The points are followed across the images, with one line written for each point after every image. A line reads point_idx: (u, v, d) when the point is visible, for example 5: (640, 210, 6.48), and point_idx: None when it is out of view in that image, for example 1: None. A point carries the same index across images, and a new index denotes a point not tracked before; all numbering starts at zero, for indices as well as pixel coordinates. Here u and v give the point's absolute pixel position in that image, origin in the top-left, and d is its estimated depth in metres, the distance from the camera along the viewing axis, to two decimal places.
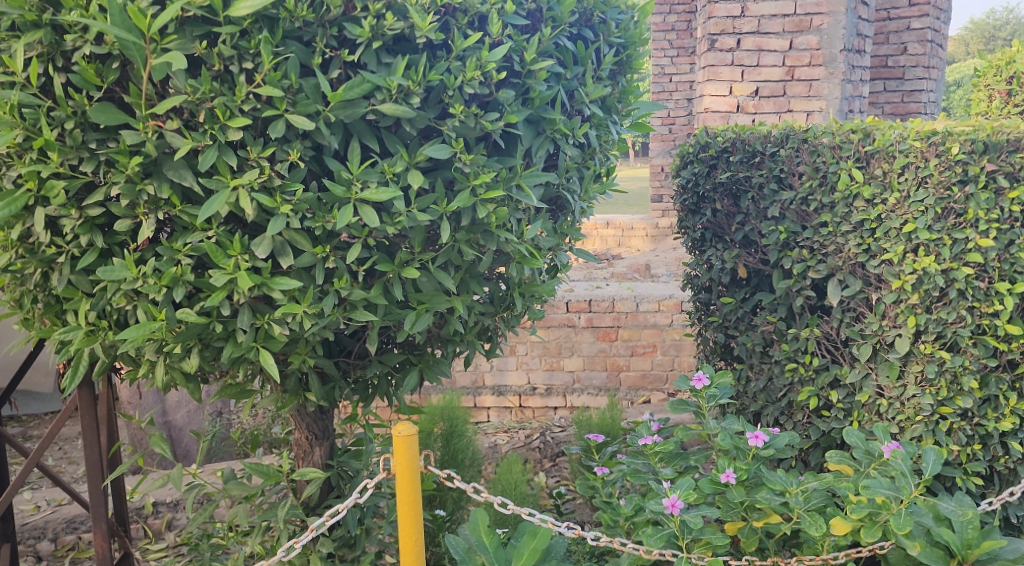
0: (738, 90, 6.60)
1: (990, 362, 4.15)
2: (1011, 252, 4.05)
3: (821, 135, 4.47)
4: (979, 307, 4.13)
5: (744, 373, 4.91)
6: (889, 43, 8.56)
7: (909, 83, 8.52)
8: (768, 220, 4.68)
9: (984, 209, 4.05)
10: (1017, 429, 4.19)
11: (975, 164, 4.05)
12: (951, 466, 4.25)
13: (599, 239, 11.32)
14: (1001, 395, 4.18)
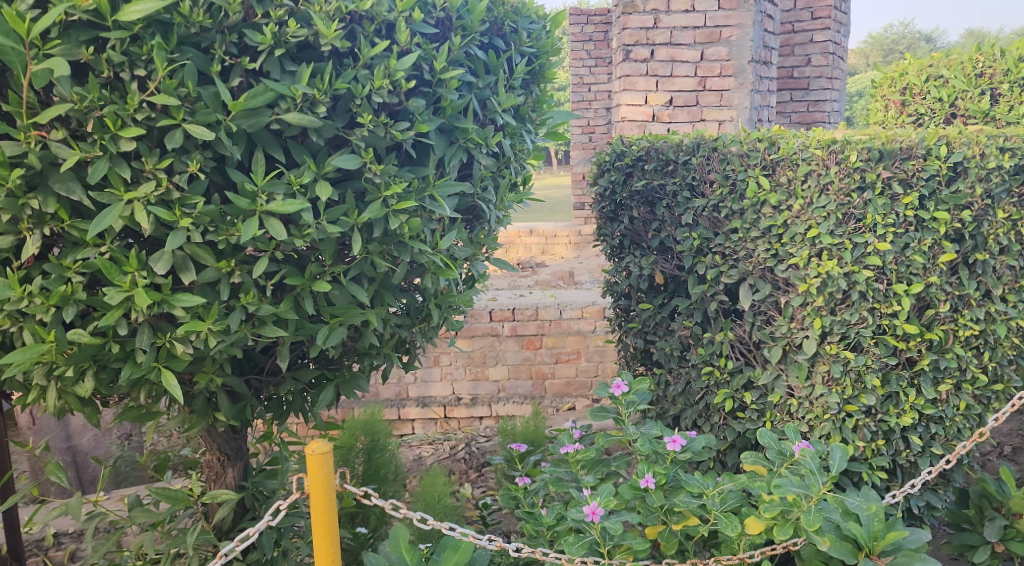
0: (653, 99, 6.69)
1: (890, 360, 4.30)
2: (907, 255, 4.21)
3: (730, 143, 4.56)
4: (879, 308, 4.28)
5: (664, 378, 4.98)
6: (795, 55, 8.81)
7: (814, 94, 8.76)
8: (683, 226, 4.74)
9: (881, 214, 4.19)
10: (917, 423, 4.39)
11: (871, 172, 4.19)
12: (857, 462, 4.38)
13: (522, 248, 11.24)
14: (902, 392, 4.34)
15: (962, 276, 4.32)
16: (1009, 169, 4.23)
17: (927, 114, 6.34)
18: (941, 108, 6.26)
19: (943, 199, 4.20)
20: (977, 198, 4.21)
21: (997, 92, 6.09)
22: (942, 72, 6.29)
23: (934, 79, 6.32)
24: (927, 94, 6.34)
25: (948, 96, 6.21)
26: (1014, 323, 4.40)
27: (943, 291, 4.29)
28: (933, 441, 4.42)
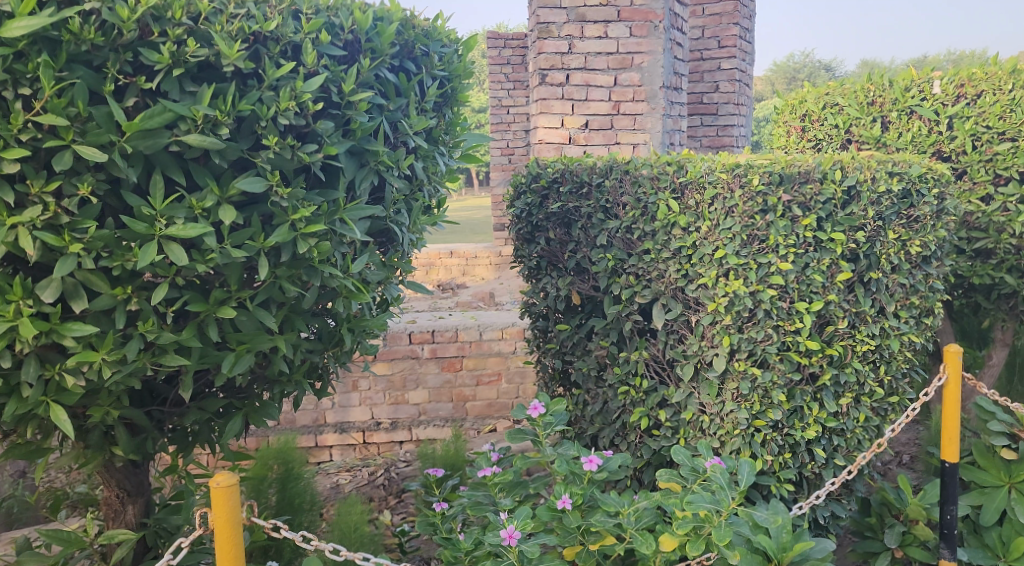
0: (569, 122, 6.75)
1: (795, 376, 4.41)
2: (807, 274, 4.36)
3: (641, 166, 4.64)
4: (783, 325, 4.39)
5: (581, 398, 5.02)
6: (704, 81, 9.02)
7: (723, 119, 8.96)
8: (598, 247, 4.79)
9: (782, 235, 4.32)
10: (820, 436, 4.53)
11: (773, 195, 4.34)
12: (766, 475, 4.48)
13: (443, 269, 11.22)
14: (806, 406, 4.47)
15: (858, 293, 4.53)
16: (898, 193, 4.55)
17: (824, 140, 6.58)
18: (837, 134, 6.50)
19: (839, 221, 4.41)
20: (870, 221, 4.47)
21: (887, 120, 6.27)
22: (837, 100, 6.50)
23: (829, 106, 6.55)
24: (824, 121, 6.56)
25: (843, 123, 6.44)
26: (906, 337, 4.64)
27: (841, 309, 4.45)
28: (835, 453, 4.58)
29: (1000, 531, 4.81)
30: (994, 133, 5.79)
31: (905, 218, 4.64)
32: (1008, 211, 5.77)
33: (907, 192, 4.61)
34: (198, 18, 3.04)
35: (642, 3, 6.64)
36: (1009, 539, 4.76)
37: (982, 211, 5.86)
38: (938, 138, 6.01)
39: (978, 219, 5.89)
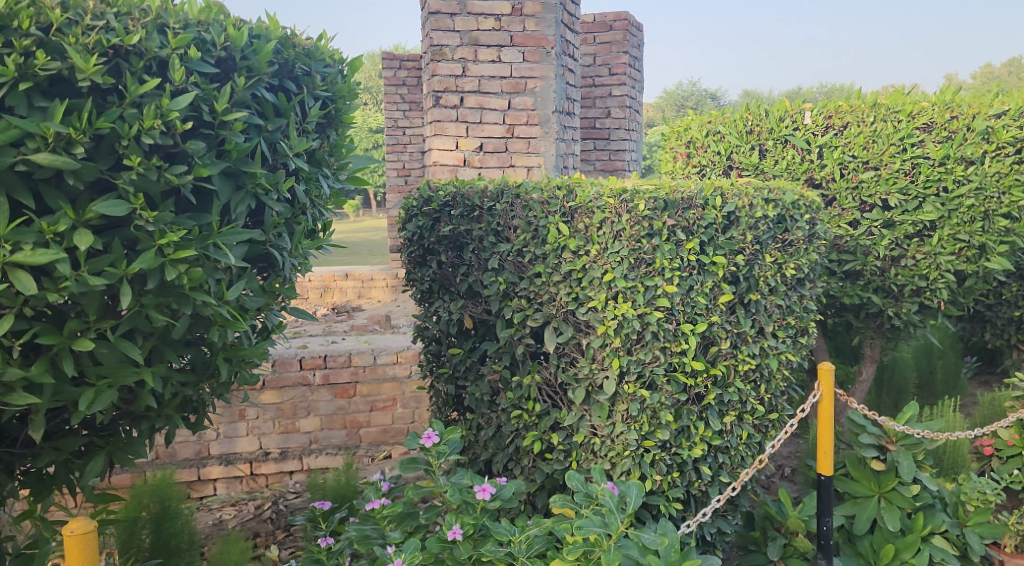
0: (464, 145, 6.75)
1: (682, 397, 4.47)
2: (691, 296, 4.45)
3: (531, 190, 4.63)
4: (669, 346, 4.44)
5: (475, 423, 5.00)
6: (596, 107, 9.13)
7: (614, 143, 9.09)
8: (489, 271, 4.78)
9: (668, 259, 4.39)
10: (706, 454, 4.60)
11: (658, 220, 4.37)
12: (655, 495, 4.53)
13: (337, 291, 11.00)
14: (692, 425, 4.53)
15: (738, 314, 4.64)
16: (772, 219, 4.76)
17: (708, 166, 6.73)
18: (719, 160, 6.64)
19: (719, 245, 4.53)
20: (748, 244, 4.62)
21: (764, 148, 6.47)
22: (719, 128, 6.67)
23: (712, 134, 6.71)
24: (707, 147, 6.73)
25: (725, 150, 6.60)
26: (784, 356, 4.82)
27: (724, 329, 4.55)
28: (721, 470, 4.67)
29: (872, 539, 5.03)
30: (859, 162, 6.11)
31: (781, 242, 4.87)
32: (874, 234, 6.12)
33: (782, 218, 4.87)
34: (50, 29, 3.10)
35: (534, 29, 6.68)
36: (880, 546, 5.00)
37: (850, 234, 6.15)
38: (810, 166, 6.25)
39: (846, 242, 6.18)
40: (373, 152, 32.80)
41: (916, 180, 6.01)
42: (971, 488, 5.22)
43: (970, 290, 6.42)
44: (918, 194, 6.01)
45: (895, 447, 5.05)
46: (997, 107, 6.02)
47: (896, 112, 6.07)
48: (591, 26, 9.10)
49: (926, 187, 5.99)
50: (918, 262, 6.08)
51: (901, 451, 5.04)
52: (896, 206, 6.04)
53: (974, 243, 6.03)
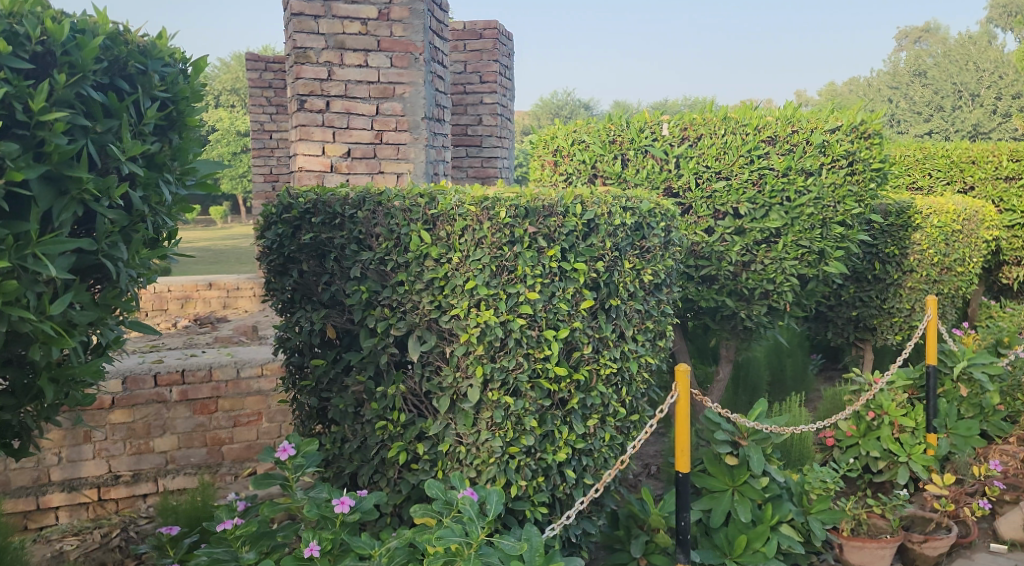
0: (330, 150, 6.61)
1: (545, 402, 4.50)
2: (554, 303, 4.49)
3: (393, 198, 4.53)
4: (533, 353, 4.48)
5: (339, 435, 4.83)
6: (467, 114, 9.13)
7: (486, 151, 9.12)
8: (351, 280, 4.63)
9: (530, 266, 4.43)
10: (571, 458, 4.64)
11: (519, 227, 4.42)
12: (521, 500, 4.55)
13: (201, 302, 10.52)
14: (556, 429, 4.56)
15: (600, 320, 4.68)
16: (630, 226, 4.81)
17: (573, 174, 6.57)
18: (585, 169, 6.50)
19: (580, 251, 4.59)
20: (608, 251, 4.67)
21: (626, 157, 6.44)
22: (583, 137, 6.53)
23: (578, 143, 6.54)
24: (573, 156, 6.55)
25: (589, 159, 6.47)
26: (643, 359, 4.88)
27: (586, 334, 4.60)
28: (585, 473, 4.70)
29: (726, 531, 5.15)
30: (712, 173, 6.26)
31: (638, 249, 4.92)
32: (727, 241, 6.30)
33: (639, 225, 4.91)
34: None
35: (401, 35, 6.64)
36: (734, 538, 5.12)
37: (706, 241, 6.30)
38: (667, 176, 6.33)
39: (702, 249, 6.32)
40: (237, 158, 31.87)
41: (762, 191, 6.26)
42: (814, 478, 5.46)
43: (813, 293, 6.71)
44: (765, 203, 6.27)
45: (746, 443, 5.27)
46: (832, 123, 6.33)
47: (744, 126, 6.27)
48: (462, 34, 9.06)
49: (771, 196, 6.26)
50: (766, 266, 6.35)
51: (752, 447, 5.23)
52: (745, 214, 6.26)
53: (814, 249, 6.34)
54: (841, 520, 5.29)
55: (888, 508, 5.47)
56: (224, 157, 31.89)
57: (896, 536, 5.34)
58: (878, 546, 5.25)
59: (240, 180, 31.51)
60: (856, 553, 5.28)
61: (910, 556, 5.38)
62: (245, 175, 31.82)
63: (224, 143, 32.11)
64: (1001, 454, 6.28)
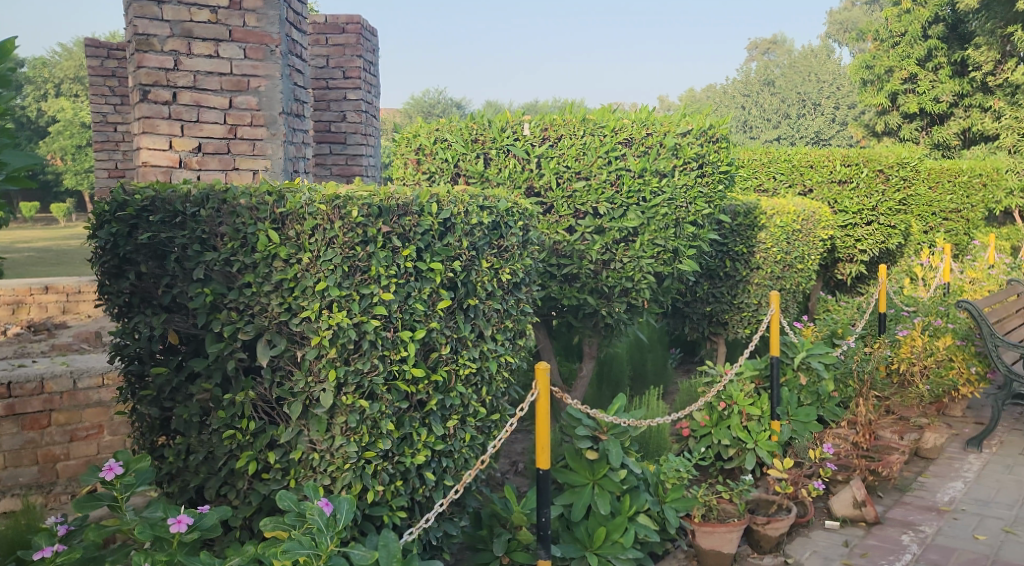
0: (179, 144, 6.28)
1: (402, 405, 4.43)
2: (409, 303, 4.43)
3: (239, 195, 4.30)
4: (388, 354, 4.38)
5: (182, 447, 4.54)
6: (330, 110, 8.88)
7: (351, 148, 8.89)
8: (194, 282, 4.34)
9: (383, 266, 4.34)
10: (430, 460, 4.58)
11: (372, 226, 4.31)
12: (378, 505, 4.43)
13: (36, 307, 9.83)
14: (415, 432, 4.50)
15: (458, 320, 4.67)
16: (487, 226, 4.85)
17: (436, 173, 6.38)
18: (447, 167, 6.34)
19: (436, 251, 4.55)
20: (464, 250, 4.68)
21: (488, 156, 6.33)
22: (445, 135, 6.34)
23: (440, 141, 6.35)
24: (435, 155, 6.36)
25: (452, 157, 6.30)
26: (502, 358, 4.89)
27: (444, 335, 4.59)
28: (444, 474, 4.65)
29: (586, 524, 5.18)
30: (572, 173, 6.26)
31: (497, 248, 4.95)
32: (587, 240, 6.33)
33: (496, 224, 4.95)
34: None
35: (256, 26, 6.38)
36: (594, 530, 5.16)
37: (567, 240, 6.32)
38: (529, 175, 6.28)
39: (564, 248, 6.34)
40: (81, 151, 30.26)
41: (620, 191, 6.29)
42: (668, 467, 5.53)
43: (669, 290, 6.89)
44: (623, 203, 6.31)
45: (606, 437, 5.33)
46: (683, 126, 6.46)
47: (601, 127, 6.29)
48: (324, 27, 8.87)
49: (629, 196, 6.30)
50: (625, 264, 6.42)
51: (611, 441, 5.30)
52: (605, 213, 6.29)
53: (668, 247, 6.46)
54: (693, 506, 5.36)
55: (735, 492, 5.52)
56: (67, 151, 30.21)
57: (742, 519, 5.40)
58: (726, 530, 5.28)
59: (84, 175, 29.97)
60: (706, 538, 5.30)
61: (755, 538, 5.47)
62: (89, 170, 30.26)
63: (67, 135, 30.46)
64: (835, 439, 6.40)
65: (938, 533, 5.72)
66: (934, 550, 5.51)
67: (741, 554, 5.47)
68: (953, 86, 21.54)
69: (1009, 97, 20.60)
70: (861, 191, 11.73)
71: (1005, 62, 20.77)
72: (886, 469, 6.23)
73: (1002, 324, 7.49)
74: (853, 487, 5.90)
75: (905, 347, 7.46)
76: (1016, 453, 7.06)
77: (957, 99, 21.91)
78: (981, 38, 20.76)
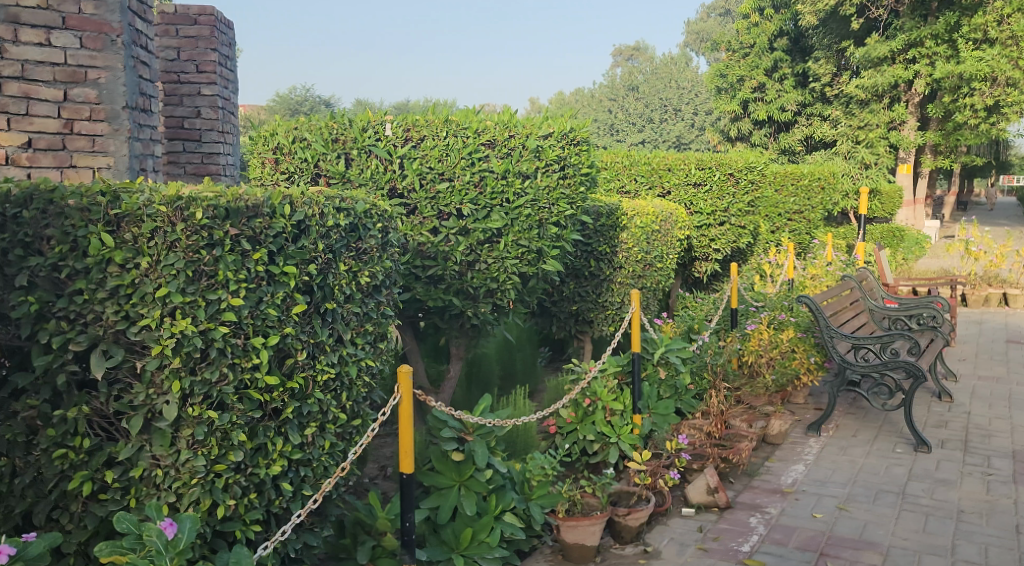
0: (5, 139, 5.77)
1: (256, 414, 4.18)
2: (261, 309, 4.17)
3: (68, 195, 3.83)
4: (239, 363, 4.12)
5: (6, 470, 3.99)
6: (183, 106, 8.44)
7: (207, 146, 8.44)
8: (16, 289, 3.81)
9: (232, 270, 4.06)
10: (287, 470, 4.36)
11: (219, 229, 4.03)
12: (231, 520, 4.19)
13: None
14: (270, 442, 4.25)
15: (315, 324, 4.46)
16: (344, 228, 4.67)
17: (296, 173, 6.09)
18: (307, 168, 6.06)
19: (290, 254, 4.32)
20: (320, 253, 4.48)
21: (350, 157, 6.08)
22: (304, 134, 6.05)
23: (299, 140, 6.06)
24: (294, 154, 6.07)
25: (312, 158, 6.02)
26: (362, 363, 4.77)
27: (300, 340, 4.35)
28: (302, 484, 4.45)
29: (453, 526, 5.05)
30: (435, 174, 6.08)
31: (355, 250, 4.79)
32: (451, 241, 6.17)
33: (355, 226, 4.79)
34: None
35: (93, 14, 5.97)
36: (460, 531, 5.03)
37: (431, 241, 6.13)
38: (392, 177, 6.05)
39: (427, 249, 6.15)
40: None
41: (484, 192, 6.17)
42: (534, 464, 5.43)
43: (533, 289, 6.86)
44: (486, 204, 6.20)
45: (473, 438, 5.16)
46: (544, 129, 6.40)
47: (464, 129, 6.15)
48: (173, 18, 8.44)
49: (492, 197, 6.20)
50: (489, 265, 6.33)
51: (477, 441, 5.15)
52: (468, 214, 6.16)
53: (532, 248, 6.41)
54: (559, 502, 5.28)
55: (598, 486, 5.47)
56: None
57: (605, 511, 5.35)
58: (590, 523, 5.22)
59: None
60: (571, 532, 5.23)
61: (617, 529, 5.44)
62: None
63: None
64: (690, 429, 6.44)
65: (781, 514, 5.84)
66: (778, 529, 5.61)
67: (604, 546, 5.44)
68: (797, 95, 22.64)
69: (844, 106, 21.90)
70: (713, 194, 11.99)
71: (840, 75, 22.13)
72: (737, 455, 6.33)
73: (836, 316, 7.84)
74: (706, 474, 5.96)
75: (753, 341, 7.69)
76: (849, 435, 7.34)
77: (800, 108, 23.15)
78: (820, 52, 21.96)
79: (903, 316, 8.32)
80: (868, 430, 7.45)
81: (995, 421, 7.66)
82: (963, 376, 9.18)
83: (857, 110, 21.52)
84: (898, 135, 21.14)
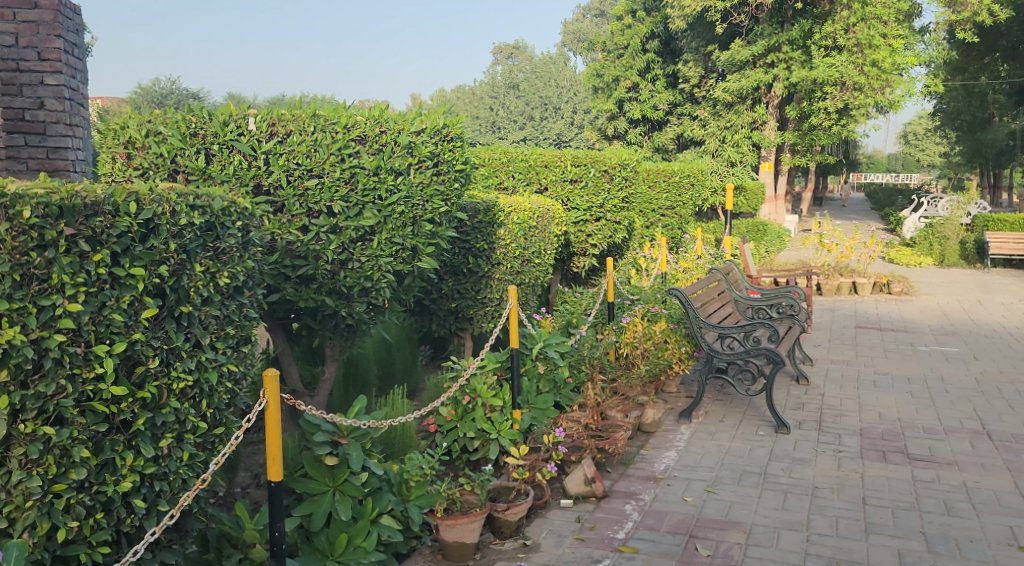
0: None
1: (101, 428, 3.74)
2: (104, 314, 3.73)
3: None
4: (79, 373, 3.68)
5: None
6: (23, 96, 7.75)
7: (52, 140, 7.79)
8: None
9: (68, 274, 3.61)
10: (139, 485, 3.93)
11: (51, 229, 3.58)
12: (74, 544, 3.74)
13: None
14: (118, 457, 3.82)
15: (168, 329, 4.04)
16: (199, 226, 4.23)
17: (151, 169, 5.56)
18: (163, 163, 5.54)
19: (137, 255, 3.88)
20: (173, 254, 4.05)
21: (210, 152, 5.63)
22: (159, 127, 5.56)
23: (153, 134, 5.55)
24: (148, 149, 5.54)
25: (168, 153, 5.54)
26: (224, 368, 4.30)
27: (150, 347, 3.93)
28: (158, 499, 4.02)
29: (327, 532, 4.69)
30: (303, 170, 5.70)
31: (212, 250, 4.35)
32: (321, 240, 5.79)
33: (211, 225, 4.34)
34: None
35: None
36: (335, 538, 4.67)
37: (301, 240, 5.74)
38: (256, 172, 5.65)
39: (297, 248, 5.76)
40: None
41: (355, 189, 5.83)
42: (412, 465, 5.09)
43: (411, 288, 6.48)
44: (357, 202, 5.84)
45: (347, 441, 4.84)
46: (417, 124, 6.13)
47: (333, 123, 5.80)
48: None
49: (364, 195, 5.84)
50: (363, 263, 5.95)
51: (351, 444, 4.85)
52: (339, 212, 5.79)
53: (407, 245, 6.06)
54: (437, 501, 4.99)
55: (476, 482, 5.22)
56: None
57: (485, 508, 5.10)
58: (468, 520, 4.97)
59: None
60: (450, 531, 4.97)
61: (497, 524, 5.21)
62: None
63: None
64: (569, 421, 6.23)
65: (654, 500, 5.73)
66: (651, 515, 5.49)
67: (483, 542, 5.19)
68: (669, 95, 23.00)
69: (711, 109, 22.33)
70: (589, 190, 11.83)
71: (708, 78, 22.61)
72: (613, 445, 6.15)
73: (705, 307, 7.87)
74: (583, 465, 5.80)
75: (628, 332, 7.57)
76: (717, 420, 7.31)
77: (670, 108, 23.47)
78: (688, 55, 22.30)
79: (764, 306, 8.34)
80: (735, 414, 7.46)
81: (847, 401, 7.80)
82: (819, 360, 9.35)
83: (723, 112, 22.02)
84: (760, 135, 21.84)
